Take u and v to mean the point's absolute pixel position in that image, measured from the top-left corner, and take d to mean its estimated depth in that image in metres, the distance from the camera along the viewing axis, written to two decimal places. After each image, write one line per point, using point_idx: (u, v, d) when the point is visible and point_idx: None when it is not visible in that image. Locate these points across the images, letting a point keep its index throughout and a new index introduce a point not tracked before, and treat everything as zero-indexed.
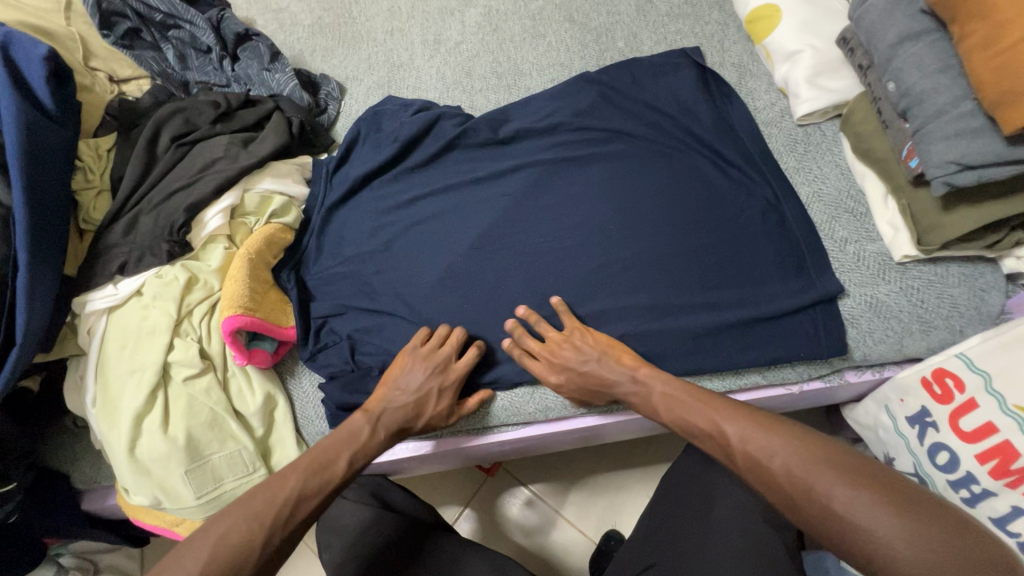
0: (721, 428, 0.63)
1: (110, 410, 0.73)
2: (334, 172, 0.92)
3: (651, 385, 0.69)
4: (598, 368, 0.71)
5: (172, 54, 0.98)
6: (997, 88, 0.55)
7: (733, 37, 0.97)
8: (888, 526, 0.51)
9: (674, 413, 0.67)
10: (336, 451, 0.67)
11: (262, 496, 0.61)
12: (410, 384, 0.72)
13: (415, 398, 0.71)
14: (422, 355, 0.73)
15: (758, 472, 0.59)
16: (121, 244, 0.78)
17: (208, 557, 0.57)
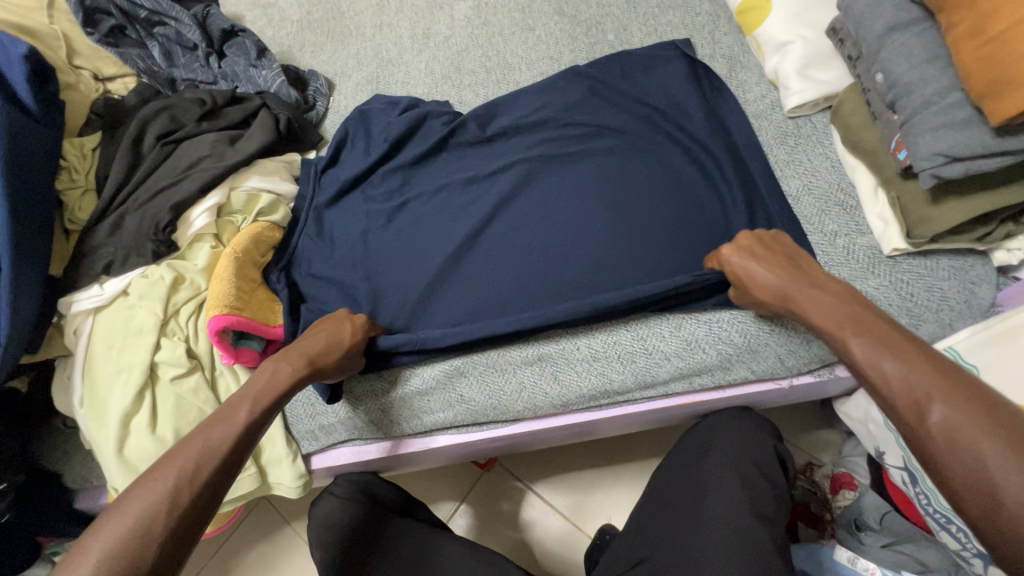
0: (906, 379, 0.52)
1: (98, 410, 0.73)
2: (322, 171, 0.92)
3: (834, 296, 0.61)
4: (774, 272, 0.65)
5: (157, 52, 0.97)
6: (984, 78, 0.54)
7: (724, 28, 0.96)
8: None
9: (864, 340, 0.56)
10: (238, 399, 0.63)
11: (170, 461, 0.56)
12: (319, 335, 0.71)
13: (325, 345, 0.70)
14: (332, 319, 0.74)
15: (937, 438, 0.48)
16: (107, 244, 0.77)
17: (107, 540, 0.50)
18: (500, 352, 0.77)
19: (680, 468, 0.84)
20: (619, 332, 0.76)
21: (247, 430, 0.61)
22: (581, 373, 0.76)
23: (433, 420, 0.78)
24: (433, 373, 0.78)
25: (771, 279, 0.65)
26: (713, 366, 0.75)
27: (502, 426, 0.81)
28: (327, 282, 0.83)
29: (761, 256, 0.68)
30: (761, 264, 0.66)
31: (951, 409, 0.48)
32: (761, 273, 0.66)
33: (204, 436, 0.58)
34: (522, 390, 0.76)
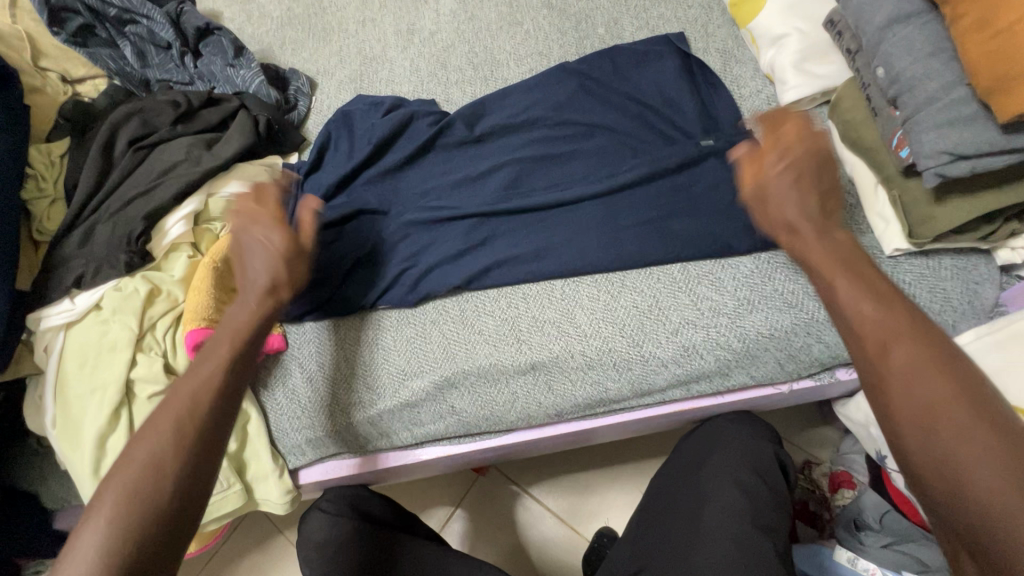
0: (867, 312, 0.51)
1: (71, 430, 0.70)
2: (303, 177, 0.87)
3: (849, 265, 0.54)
4: (806, 200, 0.59)
5: (129, 50, 0.93)
6: (990, 74, 0.52)
7: (718, 21, 0.93)
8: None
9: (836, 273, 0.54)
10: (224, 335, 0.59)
11: (178, 398, 0.53)
12: (255, 258, 0.62)
13: (268, 258, 0.62)
14: (240, 224, 0.64)
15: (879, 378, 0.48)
16: (78, 255, 0.74)
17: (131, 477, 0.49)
18: (493, 361, 0.75)
19: (677, 475, 0.82)
20: (614, 339, 0.74)
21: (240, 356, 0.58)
22: (575, 382, 0.73)
23: (426, 431, 0.76)
24: (422, 384, 0.75)
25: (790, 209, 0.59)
26: (712, 372, 0.72)
27: (498, 436, 0.78)
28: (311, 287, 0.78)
29: (803, 183, 0.60)
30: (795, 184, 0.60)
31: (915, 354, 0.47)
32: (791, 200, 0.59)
33: (173, 403, 0.53)
34: (517, 400, 0.74)
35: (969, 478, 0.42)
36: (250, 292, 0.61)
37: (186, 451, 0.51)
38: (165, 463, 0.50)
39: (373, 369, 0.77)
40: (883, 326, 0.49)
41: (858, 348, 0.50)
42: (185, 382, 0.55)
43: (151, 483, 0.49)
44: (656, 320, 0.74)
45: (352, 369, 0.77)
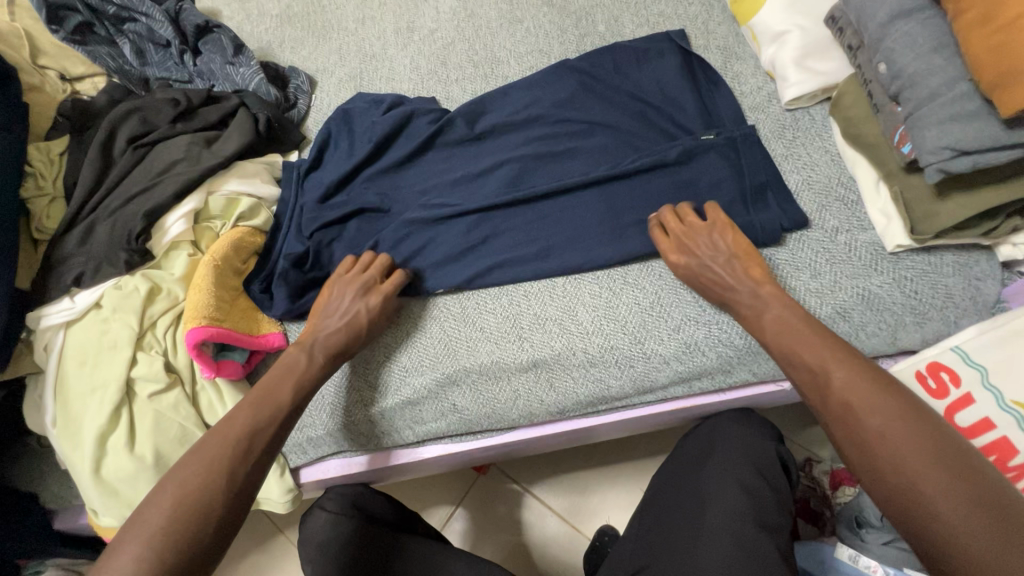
0: (822, 367, 0.59)
1: (72, 430, 0.69)
2: (304, 175, 0.87)
3: (784, 310, 0.65)
4: (728, 272, 0.69)
5: (128, 49, 0.92)
6: (994, 69, 0.52)
7: (718, 18, 0.93)
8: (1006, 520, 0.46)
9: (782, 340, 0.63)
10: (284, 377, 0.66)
11: (225, 434, 0.59)
12: (341, 322, 0.72)
13: (349, 327, 0.71)
14: (339, 290, 0.74)
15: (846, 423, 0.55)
16: (78, 254, 0.74)
17: (174, 502, 0.53)
18: (495, 359, 0.75)
19: (679, 474, 0.82)
20: (616, 337, 0.73)
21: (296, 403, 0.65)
22: (577, 380, 0.73)
23: (428, 429, 0.76)
24: (423, 382, 0.75)
25: (723, 280, 0.69)
26: (714, 369, 0.72)
27: (498, 434, 0.78)
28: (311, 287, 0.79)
29: (724, 258, 0.70)
30: (716, 259, 0.70)
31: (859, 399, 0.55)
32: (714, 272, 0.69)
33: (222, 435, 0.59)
34: (518, 397, 0.74)
35: (910, 484, 0.50)
36: (322, 343, 0.70)
37: (231, 484, 0.56)
38: (207, 490, 0.55)
39: (374, 366, 0.77)
40: (841, 382, 0.57)
41: (806, 394, 0.59)
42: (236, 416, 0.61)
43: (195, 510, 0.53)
44: (658, 317, 0.74)
45: (355, 366, 0.77)
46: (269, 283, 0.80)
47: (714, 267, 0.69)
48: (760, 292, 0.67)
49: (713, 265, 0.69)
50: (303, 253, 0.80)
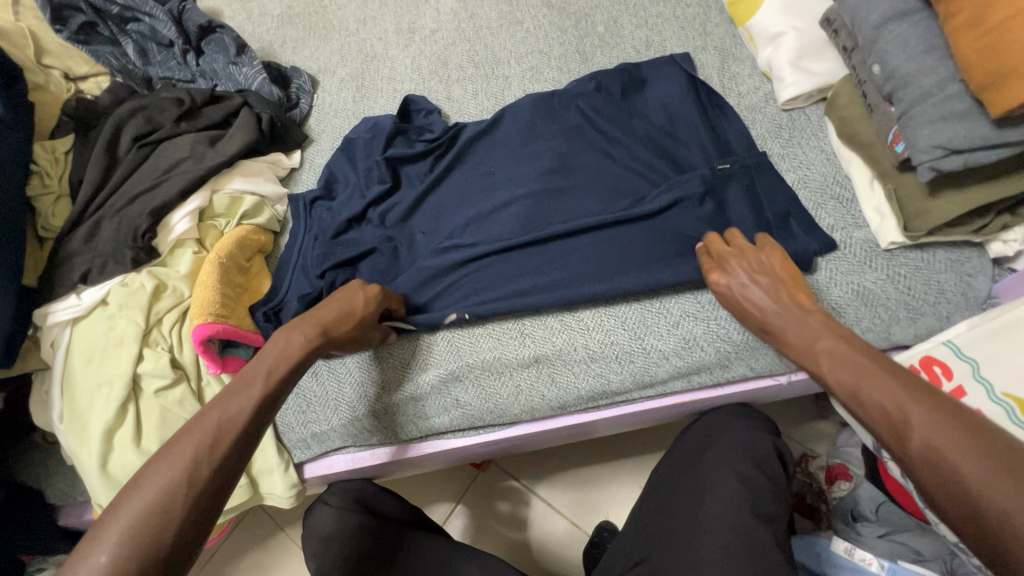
0: (899, 406, 0.52)
1: (79, 425, 0.70)
2: (311, 206, 0.88)
3: (839, 343, 0.60)
4: (772, 297, 0.66)
5: (132, 49, 0.93)
6: (983, 69, 0.54)
7: (715, 19, 0.95)
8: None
9: (838, 371, 0.59)
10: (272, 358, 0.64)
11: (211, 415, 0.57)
12: (334, 310, 0.70)
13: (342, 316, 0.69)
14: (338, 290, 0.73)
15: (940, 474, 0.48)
16: (84, 251, 0.74)
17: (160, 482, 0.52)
18: (498, 355, 0.76)
19: (677, 469, 0.83)
20: (616, 332, 0.75)
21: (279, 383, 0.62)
22: (578, 375, 0.75)
23: (431, 425, 0.77)
24: (428, 378, 0.76)
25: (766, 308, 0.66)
26: (712, 364, 0.74)
27: (499, 429, 0.79)
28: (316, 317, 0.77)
29: (773, 287, 0.67)
30: (760, 285, 0.67)
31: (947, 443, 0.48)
32: (759, 299, 0.66)
33: (201, 439, 0.55)
34: (520, 393, 0.75)
35: None
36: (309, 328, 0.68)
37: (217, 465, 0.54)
38: (190, 467, 0.53)
39: (378, 364, 0.78)
40: (931, 427, 0.50)
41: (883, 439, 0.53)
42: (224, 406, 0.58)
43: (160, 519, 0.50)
44: (657, 313, 0.75)
45: (364, 368, 0.78)
46: (272, 311, 0.78)
47: (757, 293, 0.67)
48: (811, 315, 0.64)
49: (757, 291, 0.67)
50: (316, 293, 0.77)
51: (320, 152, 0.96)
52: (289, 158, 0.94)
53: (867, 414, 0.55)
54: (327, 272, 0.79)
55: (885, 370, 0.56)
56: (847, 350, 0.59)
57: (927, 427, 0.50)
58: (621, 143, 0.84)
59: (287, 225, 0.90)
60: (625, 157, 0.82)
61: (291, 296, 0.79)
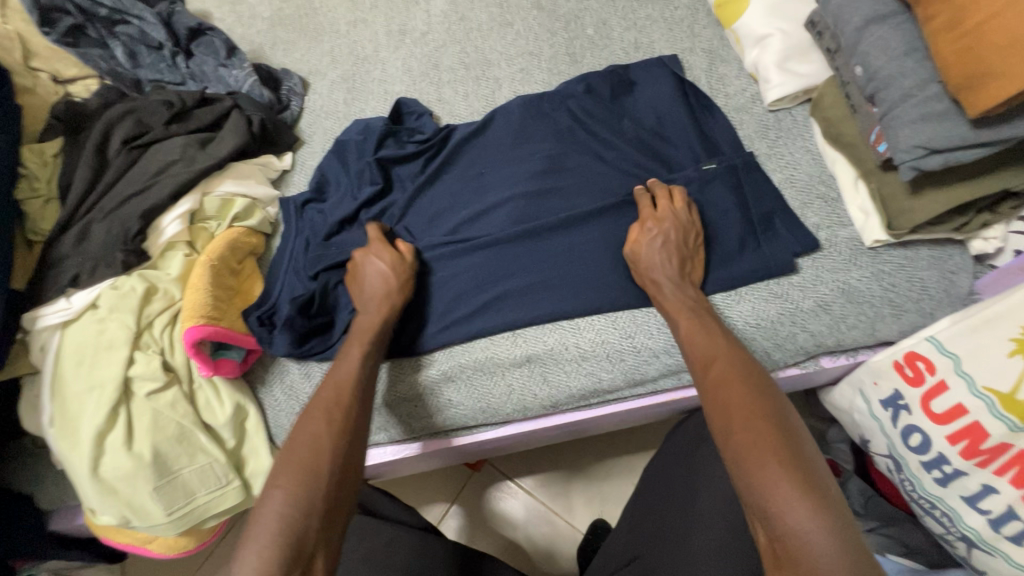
0: (710, 346, 0.65)
1: (69, 429, 0.70)
2: (302, 208, 0.88)
3: (697, 319, 0.68)
4: (670, 260, 0.71)
5: (120, 51, 0.93)
6: (961, 71, 0.55)
7: (702, 21, 0.96)
8: (857, 551, 0.48)
9: (680, 304, 0.70)
10: (349, 342, 0.70)
11: (316, 403, 0.64)
12: (372, 277, 0.75)
13: (383, 275, 0.75)
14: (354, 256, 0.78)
15: (720, 395, 0.60)
16: (73, 255, 0.74)
17: (292, 464, 0.59)
18: (489, 355, 0.76)
19: (673, 466, 0.84)
20: (606, 331, 0.75)
21: (369, 364, 0.69)
22: (570, 373, 0.75)
23: (423, 424, 0.77)
24: (424, 377, 0.76)
25: (661, 268, 0.71)
26: None
27: (494, 428, 0.80)
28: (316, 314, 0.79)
29: (672, 247, 0.72)
30: (670, 249, 0.71)
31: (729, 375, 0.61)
32: (661, 261, 0.71)
33: (309, 443, 0.61)
34: (513, 392, 0.76)
35: (759, 467, 0.53)
36: (372, 304, 0.74)
37: (340, 437, 0.62)
38: (312, 446, 0.60)
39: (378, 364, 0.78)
40: (723, 360, 0.63)
41: (694, 366, 0.65)
42: (315, 404, 0.64)
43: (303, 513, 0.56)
44: (648, 312, 0.76)
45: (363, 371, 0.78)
46: (266, 316, 0.79)
47: (660, 256, 0.71)
48: (686, 284, 0.72)
49: (662, 253, 0.71)
50: (309, 296, 0.78)
51: (311, 155, 0.96)
52: (280, 160, 0.94)
53: (705, 387, 0.63)
54: (322, 274, 0.81)
55: (735, 351, 0.64)
56: (711, 330, 0.67)
57: (744, 406, 0.58)
58: (611, 144, 0.84)
59: (278, 227, 0.91)
60: (615, 158, 0.83)
61: (284, 299, 0.80)
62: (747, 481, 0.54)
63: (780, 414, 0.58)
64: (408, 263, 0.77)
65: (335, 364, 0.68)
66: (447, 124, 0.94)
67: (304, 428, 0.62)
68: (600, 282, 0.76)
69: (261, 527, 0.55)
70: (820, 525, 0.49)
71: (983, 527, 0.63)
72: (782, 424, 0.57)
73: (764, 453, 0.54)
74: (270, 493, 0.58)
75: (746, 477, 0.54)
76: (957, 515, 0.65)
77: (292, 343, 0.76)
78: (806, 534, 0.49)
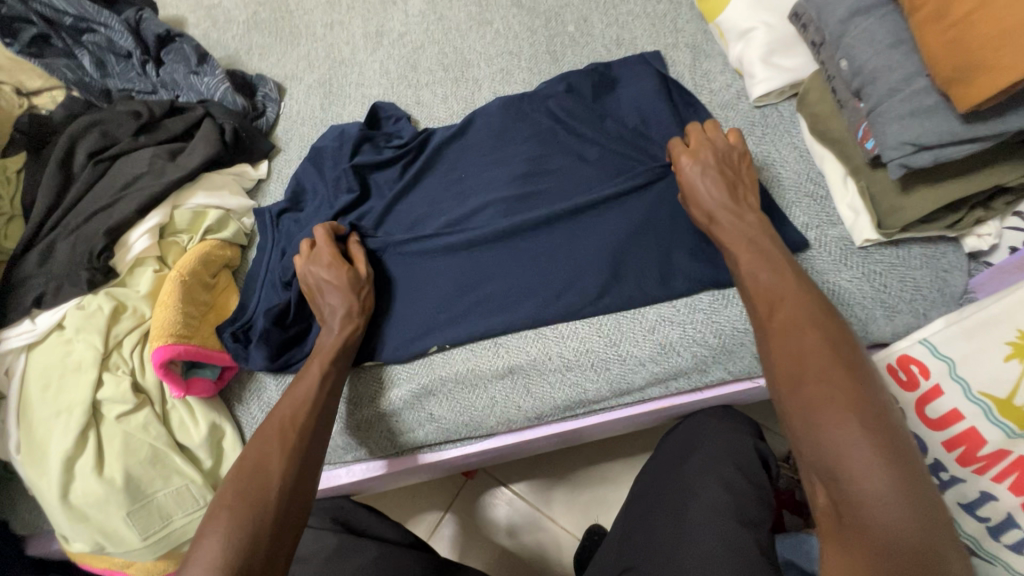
0: (781, 290, 0.60)
1: (37, 454, 0.68)
2: (278, 218, 0.85)
3: (760, 254, 0.63)
4: (718, 187, 0.68)
5: (88, 62, 0.90)
6: (949, 64, 0.52)
7: (686, 16, 0.93)
8: (934, 516, 0.44)
9: (734, 239, 0.66)
10: (308, 360, 0.69)
11: (271, 423, 0.63)
12: (325, 289, 0.73)
13: (340, 291, 0.72)
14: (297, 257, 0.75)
15: (789, 341, 0.55)
16: (38, 274, 0.72)
17: (239, 485, 0.57)
18: (471, 367, 0.74)
19: (664, 475, 0.81)
20: (591, 339, 0.73)
21: (329, 383, 0.67)
22: (554, 383, 0.73)
23: (405, 440, 0.76)
24: (404, 391, 0.74)
25: (709, 193, 0.68)
26: (690, 369, 0.73)
27: (477, 442, 0.78)
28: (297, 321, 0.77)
29: (716, 172, 0.69)
30: (711, 172, 0.69)
31: (802, 319, 0.56)
32: (705, 190, 0.69)
33: (261, 465, 0.59)
34: (496, 404, 0.74)
35: (826, 418, 0.49)
36: (335, 315, 0.72)
37: (293, 457, 0.60)
38: (266, 468, 0.58)
39: (356, 378, 0.76)
40: (794, 305, 0.58)
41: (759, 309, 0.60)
42: (268, 425, 0.63)
43: (249, 533, 0.53)
44: (633, 318, 0.73)
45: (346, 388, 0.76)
46: (240, 331, 0.76)
47: (704, 183, 0.69)
48: (741, 207, 0.68)
49: (705, 178, 0.69)
50: (285, 305, 0.76)
51: (287, 162, 0.94)
52: (255, 169, 0.91)
53: (770, 331, 0.58)
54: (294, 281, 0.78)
55: (808, 294, 0.58)
56: (778, 269, 0.61)
57: (815, 354, 0.53)
58: (594, 145, 0.82)
59: (254, 238, 0.88)
60: (598, 159, 0.81)
61: (259, 313, 0.77)
62: (811, 432, 0.49)
63: (854, 363, 0.52)
64: (363, 276, 0.75)
65: (291, 388, 0.66)
66: (425, 128, 0.92)
67: (255, 450, 0.60)
68: (583, 287, 0.74)
69: (202, 550, 0.53)
70: (897, 485, 0.44)
71: (980, 536, 0.61)
72: (857, 375, 0.51)
73: (837, 404, 0.49)
74: (215, 515, 0.55)
75: (811, 428, 0.50)
76: (954, 522, 0.63)
77: (268, 357, 0.74)
78: (873, 496, 0.44)
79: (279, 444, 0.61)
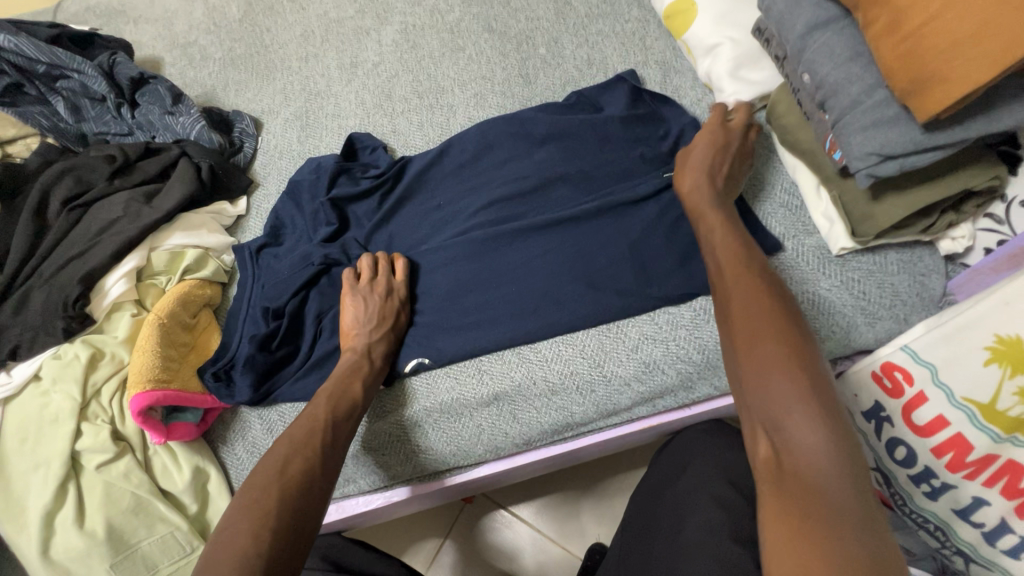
0: (742, 254, 0.60)
1: (15, 510, 0.66)
2: (257, 254, 0.85)
3: (733, 230, 0.64)
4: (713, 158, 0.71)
5: (63, 107, 0.91)
6: (906, 76, 0.53)
7: (655, 33, 0.95)
8: (863, 472, 0.43)
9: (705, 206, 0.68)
10: (353, 375, 0.69)
11: (311, 436, 0.62)
12: (369, 314, 0.73)
13: (383, 323, 0.74)
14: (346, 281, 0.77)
15: (741, 301, 0.55)
16: (14, 325, 0.71)
17: (278, 497, 0.56)
18: (455, 396, 0.73)
19: (659, 494, 0.80)
20: (575, 362, 0.72)
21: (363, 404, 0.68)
22: (539, 408, 0.73)
23: (396, 471, 0.74)
24: (388, 425, 0.73)
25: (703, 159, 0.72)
26: (675, 387, 0.72)
27: (466, 470, 0.78)
28: (277, 349, 0.76)
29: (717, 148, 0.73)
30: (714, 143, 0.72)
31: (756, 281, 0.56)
32: (701, 155, 0.72)
33: (298, 480, 0.58)
34: (483, 433, 0.73)
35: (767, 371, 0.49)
36: (369, 340, 0.72)
37: (327, 475, 0.61)
38: (305, 483, 0.58)
39: None
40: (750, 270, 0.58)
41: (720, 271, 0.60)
42: (304, 439, 0.62)
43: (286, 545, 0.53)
44: (615, 338, 0.73)
45: None
46: (223, 372, 0.75)
47: (705, 148, 0.72)
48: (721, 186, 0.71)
49: (708, 145, 0.72)
50: (270, 330, 0.76)
51: (266, 197, 0.94)
52: (234, 206, 0.91)
53: (727, 294, 0.57)
54: (280, 311, 0.77)
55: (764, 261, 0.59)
56: (743, 244, 0.61)
57: (765, 313, 0.53)
58: (568, 165, 0.82)
59: (236, 274, 0.88)
60: (574, 178, 0.81)
61: (241, 350, 0.76)
62: (755, 385, 0.49)
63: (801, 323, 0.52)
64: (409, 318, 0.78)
65: (332, 403, 0.66)
66: (401, 155, 0.92)
67: (292, 463, 0.59)
68: (564, 308, 0.73)
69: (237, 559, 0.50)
70: (825, 434, 0.44)
71: (976, 541, 0.60)
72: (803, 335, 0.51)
73: (777, 358, 0.49)
74: (251, 525, 0.53)
75: (754, 381, 0.49)
76: (951, 528, 0.63)
77: (251, 391, 0.73)
78: (808, 444, 0.44)
79: (314, 452, 0.61)
